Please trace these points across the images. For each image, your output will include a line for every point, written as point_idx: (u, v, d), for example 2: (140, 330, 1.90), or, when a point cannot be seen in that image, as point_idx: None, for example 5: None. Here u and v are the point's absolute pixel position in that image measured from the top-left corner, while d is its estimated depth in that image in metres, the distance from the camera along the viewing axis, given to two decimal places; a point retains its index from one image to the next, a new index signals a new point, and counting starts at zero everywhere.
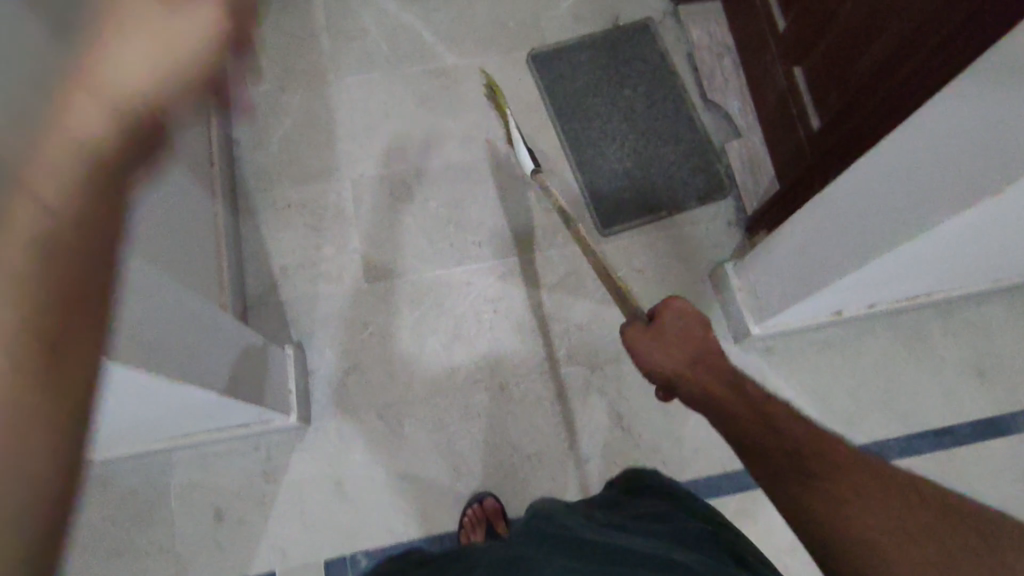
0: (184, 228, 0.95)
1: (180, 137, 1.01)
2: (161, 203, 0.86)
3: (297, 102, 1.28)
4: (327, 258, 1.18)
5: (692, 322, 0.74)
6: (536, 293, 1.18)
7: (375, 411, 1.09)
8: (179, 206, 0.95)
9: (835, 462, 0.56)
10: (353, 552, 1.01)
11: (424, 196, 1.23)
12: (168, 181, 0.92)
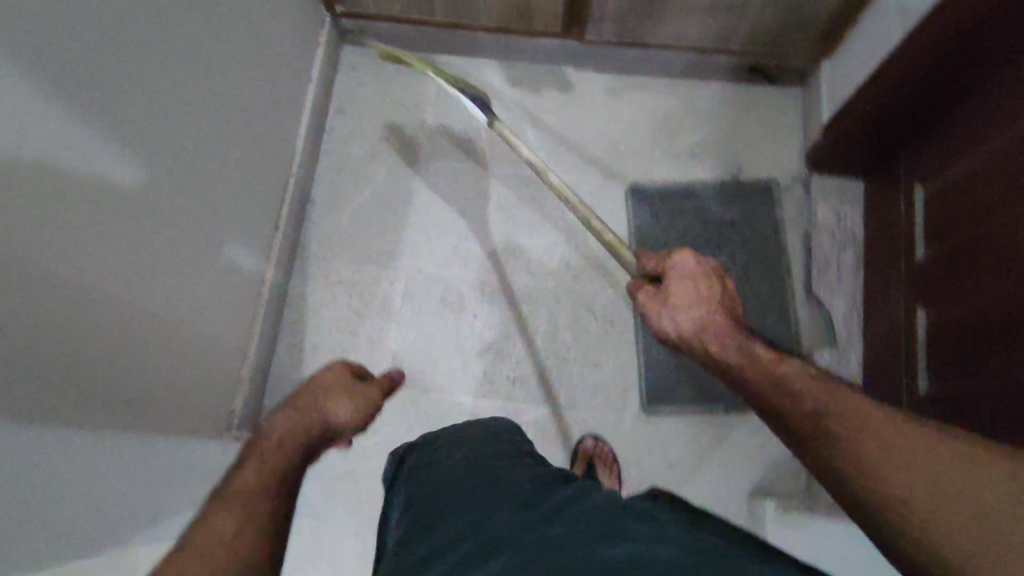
0: (217, 312, 0.94)
1: (241, 214, 1.00)
2: (190, 302, 0.85)
3: (382, 174, 1.25)
4: (359, 348, 1.16)
5: (694, 280, 0.69)
6: (552, 454, 1.11)
7: (354, 527, 1.08)
8: (219, 289, 0.94)
9: (850, 412, 0.53)
10: None
11: (474, 311, 1.18)
12: (210, 269, 0.90)
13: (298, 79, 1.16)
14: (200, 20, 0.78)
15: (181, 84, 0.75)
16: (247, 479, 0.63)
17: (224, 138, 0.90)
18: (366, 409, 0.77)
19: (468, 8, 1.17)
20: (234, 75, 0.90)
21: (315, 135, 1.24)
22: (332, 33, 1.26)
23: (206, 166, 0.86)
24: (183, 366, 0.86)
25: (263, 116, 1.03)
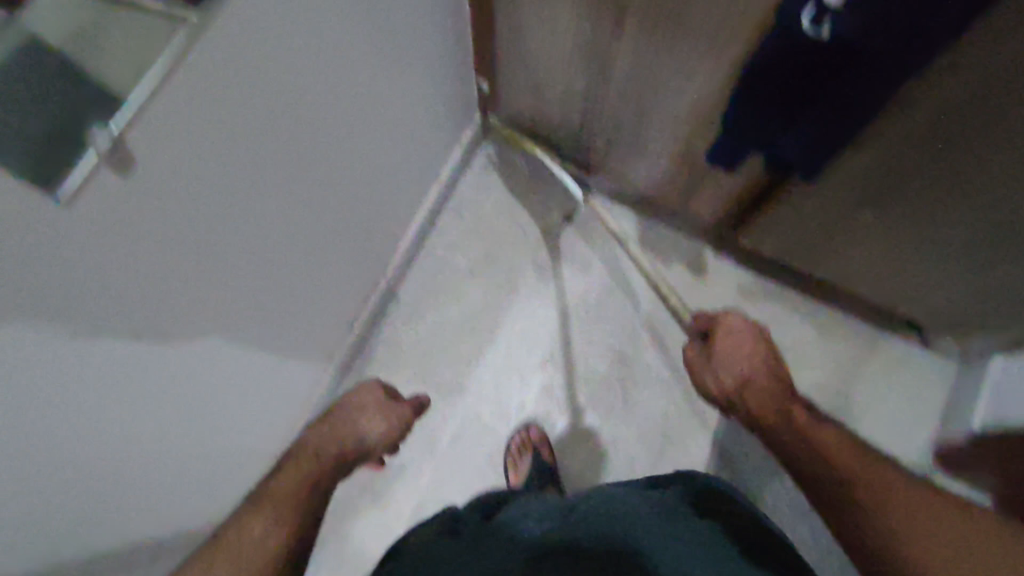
0: (249, 420, 0.87)
1: (313, 318, 0.93)
2: (216, 421, 0.78)
3: (476, 295, 1.15)
4: (389, 476, 1.06)
5: (740, 338, 0.74)
6: None
7: None
8: (258, 396, 0.87)
9: (867, 476, 0.57)
10: None
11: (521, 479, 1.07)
12: (251, 381, 0.83)
13: (425, 177, 1.07)
14: (315, 143, 0.70)
15: (266, 211, 0.68)
16: (279, 481, 0.57)
17: (308, 253, 0.82)
18: (391, 427, 0.67)
19: (623, 167, 1.04)
20: (341, 187, 0.82)
21: (423, 231, 1.15)
22: (477, 134, 1.17)
23: (275, 289, 0.78)
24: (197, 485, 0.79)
25: (369, 218, 0.95)
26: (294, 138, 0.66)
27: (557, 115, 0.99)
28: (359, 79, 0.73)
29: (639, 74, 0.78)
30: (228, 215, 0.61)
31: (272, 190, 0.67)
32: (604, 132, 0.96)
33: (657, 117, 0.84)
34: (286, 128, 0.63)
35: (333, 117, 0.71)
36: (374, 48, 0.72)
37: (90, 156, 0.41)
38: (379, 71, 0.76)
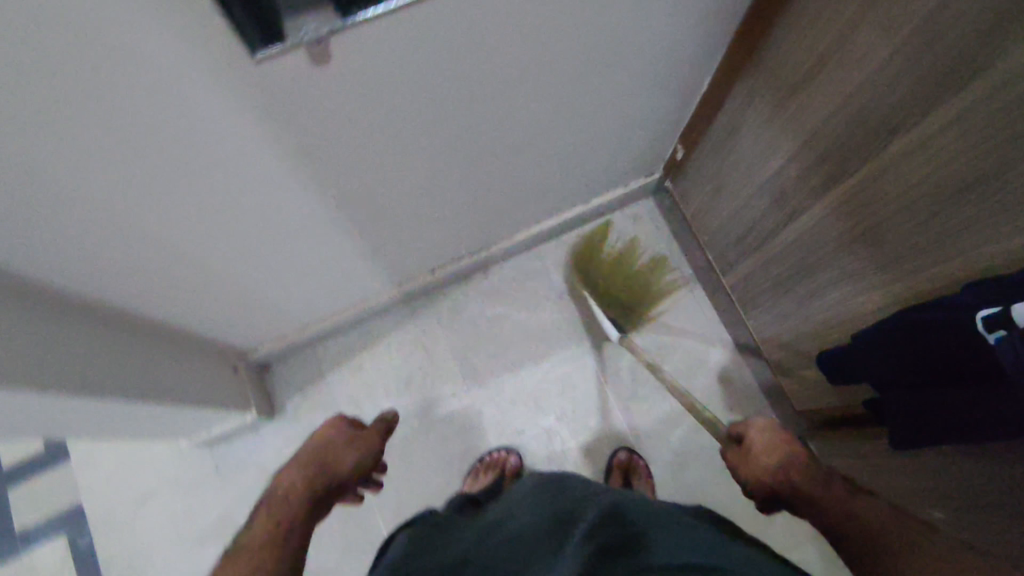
0: (304, 287, 0.94)
1: (406, 243, 0.97)
2: (269, 275, 0.85)
3: (550, 317, 1.15)
4: (380, 407, 1.11)
5: (774, 432, 0.66)
6: None
7: (222, 510, 1.06)
8: (323, 274, 0.93)
9: (913, 549, 0.47)
10: (86, 530, 1.05)
11: None
12: (325, 260, 0.89)
13: (576, 194, 1.07)
14: (483, 121, 0.73)
15: (406, 149, 0.71)
16: (248, 541, 0.60)
17: (435, 192, 0.86)
18: (361, 453, 0.72)
19: (748, 305, 0.99)
20: (486, 164, 0.84)
21: (545, 236, 1.16)
22: (648, 187, 1.14)
23: (389, 204, 0.82)
24: (225, 306, 0.88)
25: (504, 197, 0.97)
26: (466, 109, 0.69)
27: (721, 222, 0.96)
28: (555, 94, 0.74)
29: (814, 243, 0.74)
30: (370, 138, 0.65)
31: (422, 138, 0.70)
32: (750, 265, 0.92)
33: (806, 288, 0.79)
34: (463, 99, 0.66)
35: (512, 109, 0.73)
36: (587, 77, 0.73)
37: (284, 40, 0.46)
38: (579, 97, 0.77)
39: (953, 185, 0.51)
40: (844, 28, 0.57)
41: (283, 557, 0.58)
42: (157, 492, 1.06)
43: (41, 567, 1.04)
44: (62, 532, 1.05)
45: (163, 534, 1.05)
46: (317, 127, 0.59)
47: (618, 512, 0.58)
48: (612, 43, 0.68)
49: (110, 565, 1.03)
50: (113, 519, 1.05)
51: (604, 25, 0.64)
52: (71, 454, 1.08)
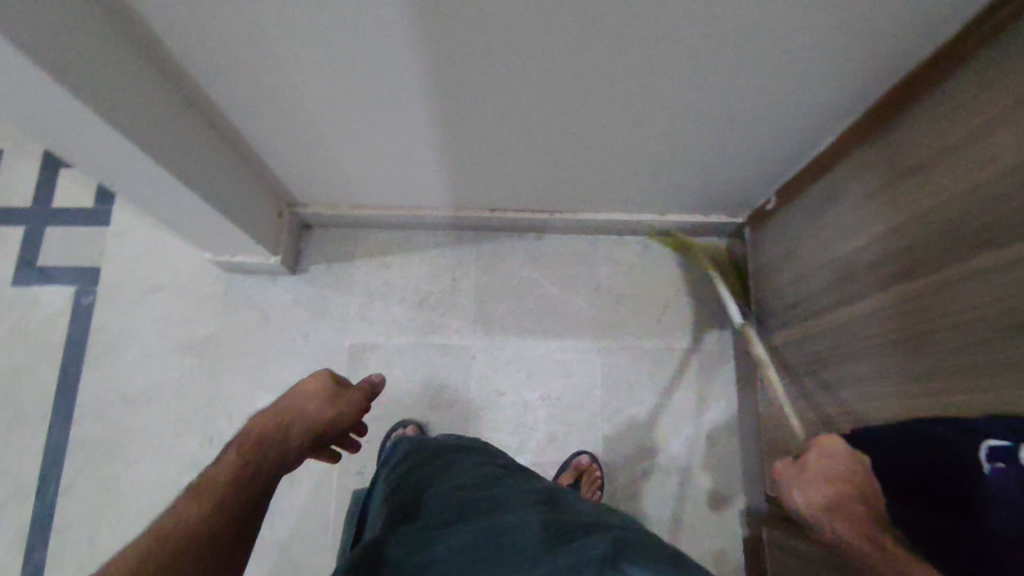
0: (375, 164, 0.96)
1: (482, 169, 0.98)
2: (347, 135, 0.88)
3: (580, 303, 1.14)
4: (390, 309, 1.13)
5: (839, 459, 0.65)
6: (290, 529, 1.02)
7: (215, 331, 1.10)
8: (397, 160, 0.95)
9: None
10: (94, 292, 1.11)
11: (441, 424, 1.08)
12: (405, 146, 0.91)
13: (657, 200, 1.06)
14: (601, 82, 0.73)
15: (520, 73, 0.72)
16: (208, 476, 0.55)
17: (531, 129, 0.86)
18: (341, 411, 0.71)
19: (766, 375, 0.97)
20: (586, 126, 0.85)
21: (611, 228, 1.15)
22: (726, 226, 1.12)
23: (486, 118, 0.83)
24: (298, 146, 0.91)
25: (590, 167, 0.97)
26: (591, 63, 0.69)
27: (777, 286, 0.94)
28: (679, 89, 0.74)
29: (858, 334, 0.72)
30: (494, 46, 0.66)
31: (539, 70, 0.71)
32: (786, 337, 0.90)
33: (829, 375, 0.78)
34: (593, 51, 0.67)
35: (633, 82, 0.73)
36: (718, 86, 0.72)
37: None
38: (701, 101, 0.76)
39: (1019, 316, 0.50)
40: (986, 132, 0.55)
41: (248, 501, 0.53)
42: (166, 289, 1.11)
43: (41, 305, 1.10)
44: (71, 284, 1.11)
45: (158, 327, 1.10)
46: (453, 7, 0.60)
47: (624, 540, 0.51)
48: (756, 62, 0.67)
49: (98, 331, 1.09)
50: (120, 294, 1.11)
51: (756, 41, 0.63)
52: (110, 223, 1.14)
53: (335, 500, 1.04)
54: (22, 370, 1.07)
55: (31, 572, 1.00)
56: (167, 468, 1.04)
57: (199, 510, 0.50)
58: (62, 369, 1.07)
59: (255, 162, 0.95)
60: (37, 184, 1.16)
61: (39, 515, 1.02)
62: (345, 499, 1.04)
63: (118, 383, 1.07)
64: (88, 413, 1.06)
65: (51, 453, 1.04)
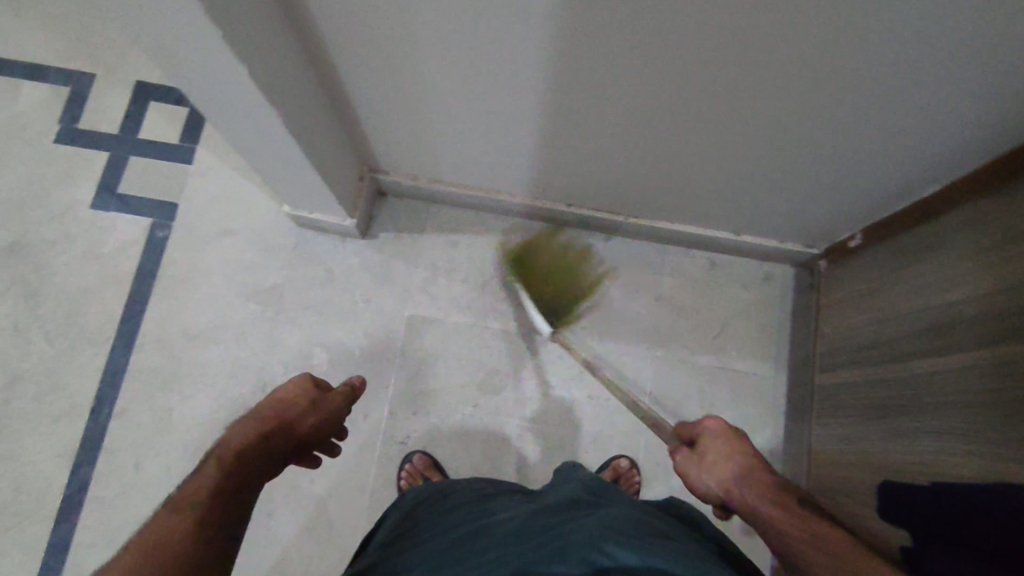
0: (469, 138, 0.97)
1: (572, 158, 0.99)
2: (447, 104, 0.88)
3: (641, 309, 1.14)
4: (454, 285, 1.14)
5: (722, 434, 0.69)
6: (330, 484, 1.04)
7: (282, 281, 1.12)
8: (492, 137, 0.96)
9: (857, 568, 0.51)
10: (171, 227, 1.13)
11: (489, 407, 1.09)
12: (506, 123, 0.91)
13: (738, 218, 1.06)
14: (717, 85, 0.73)
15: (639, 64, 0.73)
16: (188, 491, 0.58)
17: (636, 124, 0.86)
18: (318, 416, 0.75)
19: (825, 412, 0.96)
20: (687, 129, 0.85)
21: (683, 240, 1.15)
22: (799, 255, 1.11)
23: (595, 105, 0.84)
24: (395, 111, 0.92)
25: (679, 174, 0.97)
26: (714, 63, 0.69)
27: (853, 324, 0.93)
28: (794, 103, 0.73)
29: (947, 386, 0.71)
30: (622, 30, 0.67)
31: (659, 63, 0.72)
32: (858, 377, 0.88)
33: (904, 422, 0.76)
34: (720, 51, 0.67)
35: (748, 91, 0.73)
36: (835, 104, 0.72)
37: None
38: (810, 120, 0.76)
39: None
40: None
41: (226, 524, 0.57)
42: (238, 234, 1.13)
43: (118, 231, 1.13)
44: (149, 216, 1.14)
45: (228, 269, 1.12)
46: None
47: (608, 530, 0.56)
48: (879, 83, 0.67)
49: (169, 266, 1.12)
50: (194, 234, 1.13)
51: (887, 61, 0.63)
52: (193, 162, 1.16)
53: (375, 465, 1.06)
54: (94, 292, 1.10)
55: (77, 487, 1.03)
56: (218, 408, 1.07)
57: (178, 536, 0.53)
58: (131, 297, 1.10)
59: (351, 121, 0.97)
60: (127, 114, 1.18)
61: (93, 434, 1.05)
62: (385, 466, 1.06)
63: (182, 319, 1.10)
64: (151, 343, 1.09)
65: (112, 376, 1.07)
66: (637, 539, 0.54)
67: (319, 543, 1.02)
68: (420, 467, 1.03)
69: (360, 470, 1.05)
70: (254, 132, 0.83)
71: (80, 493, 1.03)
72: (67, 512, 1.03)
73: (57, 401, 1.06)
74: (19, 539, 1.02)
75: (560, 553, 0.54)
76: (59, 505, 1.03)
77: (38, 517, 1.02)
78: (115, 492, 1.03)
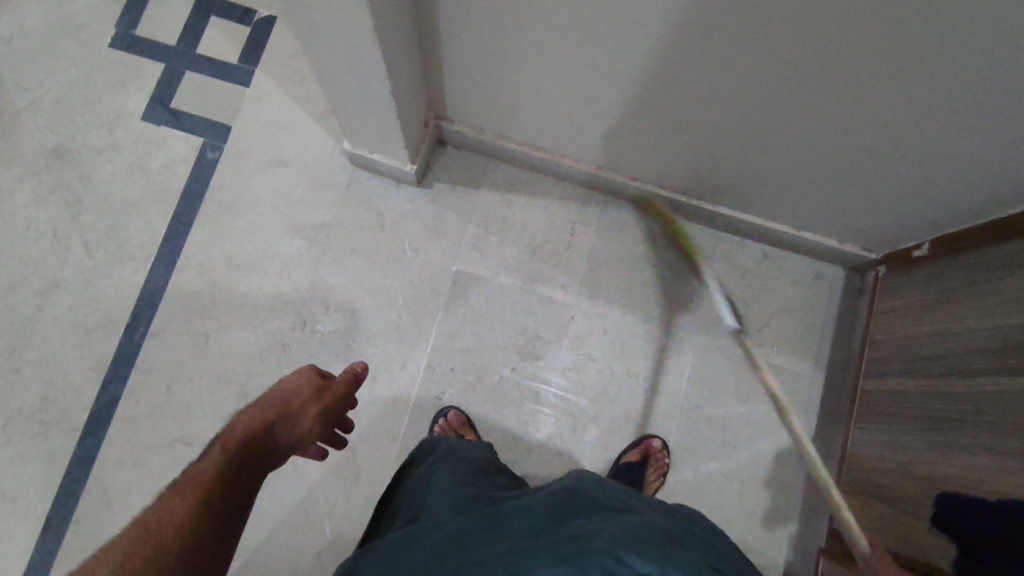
0: (547, 96, 0.94)
1: (648, 131, 0.96)
2: (534, 56, 0.86)
3: (689, 292, 1.13)
4: (504, 245, 1.12)
5: None
6: (362, 428, 1.04)
7: (331, 219, 1.10)
8: (572, 98, 0.93)
9: None
10: (223, 150, 1.10)
11: (527, 372, 1.08)
12: (590, 86, 0.89)
13: (802, 213, 1.04)
14: (821, 68, 0.72)
15: (742, 38, 0.71)
16: (199, 467, 0.61)
17: (726, 104, 0.84)
18: (323, 406, 0.77)
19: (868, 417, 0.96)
20: (774, 113, 0.83)
21: (740, 228, 1.13)
22: (855, 258, 1.10)
23: (690, 79, 0.81)
24: (475, 56, 0.89)
25: (755, 161, 0.95)
26: (825, 42, 0.68)
27: (908, 333, 0.93)
28: (896, 94, 0.72)
29: (1003, 406, 0.71)
30: None
31: (764, 38, 0.70)
32: (905, 386, 0.89)
33: (956, 436, 0.76)
34: (835, 27, 0.65)
35: (851, 76, 0.72)
36: (941, 99, 0.71)
37: None
38: (910, 114, 0.75)
39: None
40: None
41: (229, 500, 0.59)
42: (290, 166, 1.11)
43: (169, 148, 1.10)
44: (201, 136, 1.11)
45: (277, 200, 1.10)
46: None
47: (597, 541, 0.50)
48: (994, 81, 0.65)
49: (218, 190, 1.09)
50: (245, 160, 1.10)
51: (1008, 59, 0.62)
52: (250, 85, 1.13)
53: (408, 415, 1.05)
54: (139, 208, 1.08)
55: (106, 401, 1.02)
56: (254, 340, 1.05)
57: (183, 509, 0.55)
58: (176, 218, 1.08)
59: (428, 62, 0.93)
60: (186, 28, 1.14)
61: (129, 350, 1.04)
62: (419, 417, 1.05)
63: (226, 245, 1.08)
64: (193, 266, 1.07)
65: (151, 294, 1.05)
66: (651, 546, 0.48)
67: (347, 484, 1.02)
68: (454, 423, 1.02)
69: (393, 419, 1.05)
70: (337, 58, 0.80)
71: (110, 406, 1.02)
72: (95, 424, 1.02)
73: (94, 313, 1.05)
74: (47, 445, 1.01)
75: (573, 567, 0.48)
76: (86, 418, 1.02)
77: (67, 425, 1.02)
78: (144, 412, 1.02)
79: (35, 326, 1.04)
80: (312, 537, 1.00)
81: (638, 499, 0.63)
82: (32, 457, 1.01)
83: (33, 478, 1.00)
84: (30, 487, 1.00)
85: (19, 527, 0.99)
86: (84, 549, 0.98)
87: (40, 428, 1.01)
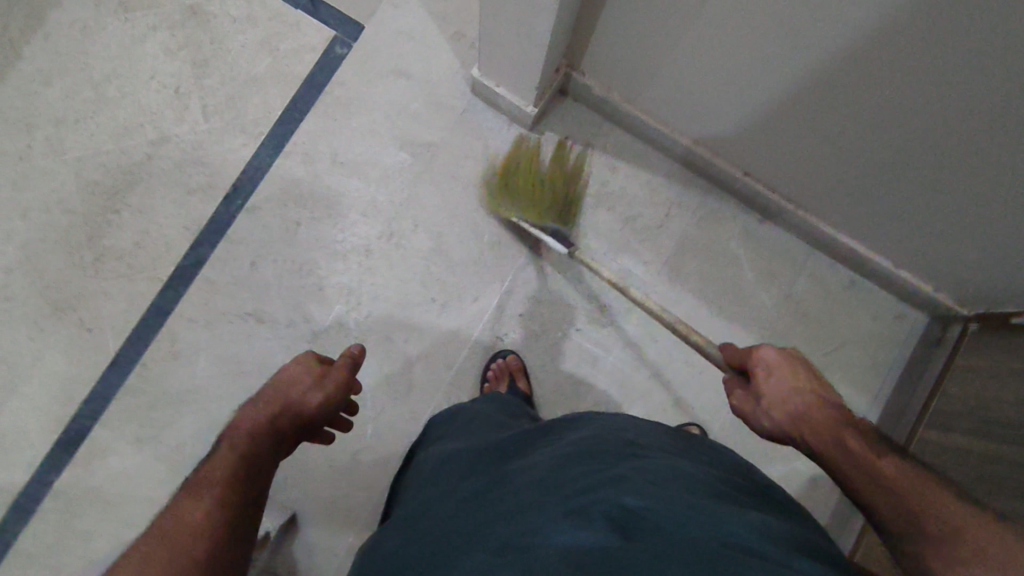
0: (691, 75, 0.92)
1: (780, 135, 0.94)
2: (698, 34, 0.83)
3: (767, 300, 1.12)
4: (598, 209, 1.12)
5: (776, 379, 0.62)
6: (422, 349, 1.07)
7: (439, 140, 1.10)
8: (716, 85, 0.91)
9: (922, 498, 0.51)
10: (353, 47, 1.11)
11: (588, 336, 1.09)
12: (741, 76, 0.86)
13: (906, 252, 1.02)
14: (989, 107, 0.69)
15: (916, 61, 0.69)
16: (205, 476, 0.60)
17: (876, 128, 0.82)
18: (327, 388, 0.71)
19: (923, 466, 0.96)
20: (918, 144, 0.81)
21: (835, 250, 1.11)
22: (944, 309, 1.07)
23: (850, 94, 0.79)
24: (634, 17, 0.87)
25: (879, 191, 0.92)
26: (1003, 80, 0.65)
27: (984, 396, 0.92)
28: None
29: None
30: (954, 20, 0.62)
31: (938, 65, 0.68)
32: (970, 447, 0.88)
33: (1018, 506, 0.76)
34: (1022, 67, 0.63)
35: (1017, 124, 0.69)
36: None
37: None
38: None
39: None
40: None
41: (239, 505, 0.59)
42: (412, 79, 1.11)
43: (303, 34, 1.11)
44: (334, 29, 1.11)
45: (391, 109, 1.10)
46: None
47: (581, 493, 0.47)
48: None
49: (338, 86, 1.10)
50: (370, 62, 1.11)
51: None
52: None
53: (467, 347, 1.07)
54: (260, 85, 1.10)
55: (192, 260, 1.07)
56: (340, 239, 1.08)
57: (194, 518, 0.56)
58: (293, 103, 1.10)
59: (583, 13, 0.92)
60: None
61: (222, 218, 1.07)
62: (476, 352, 1.07)
63: (335, 141, 1.09)
64: (298, 152, 1.09)
65: (254, 170, 1.08)
66: (647, 488, 0.46)
67: (394, 396, 1.05)
68: (512, 365, 1.05)
69: (452, 347, 1.07)
70: None
71: (193, 265, 1.06)
72: (177, 278, 1.06)
73: (198, 175, 1.08)
74: (130, 286, 1.06)
75: (577, 516, 0.45)
76: (170, 272, 1.06)
77: (151, 273, 1.06)
78: (224, 280, 1.06)
79: (141, 174, 1.08)
80: (352, 434, 1.05)
81: (638, 436, 0.59)
82: (114, 293, 1.06)
83: (111, 315, 1.05)
84: (107, 320, 1.05)
85: (90, 354, 1.05)
86: (146, 392, 1.04)
87: (127, 269, 1.06)
